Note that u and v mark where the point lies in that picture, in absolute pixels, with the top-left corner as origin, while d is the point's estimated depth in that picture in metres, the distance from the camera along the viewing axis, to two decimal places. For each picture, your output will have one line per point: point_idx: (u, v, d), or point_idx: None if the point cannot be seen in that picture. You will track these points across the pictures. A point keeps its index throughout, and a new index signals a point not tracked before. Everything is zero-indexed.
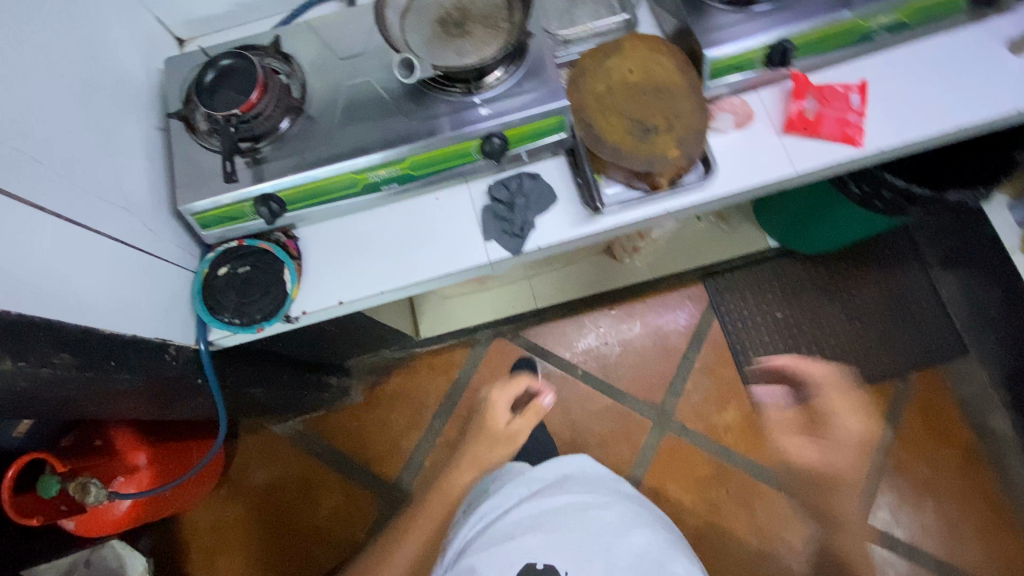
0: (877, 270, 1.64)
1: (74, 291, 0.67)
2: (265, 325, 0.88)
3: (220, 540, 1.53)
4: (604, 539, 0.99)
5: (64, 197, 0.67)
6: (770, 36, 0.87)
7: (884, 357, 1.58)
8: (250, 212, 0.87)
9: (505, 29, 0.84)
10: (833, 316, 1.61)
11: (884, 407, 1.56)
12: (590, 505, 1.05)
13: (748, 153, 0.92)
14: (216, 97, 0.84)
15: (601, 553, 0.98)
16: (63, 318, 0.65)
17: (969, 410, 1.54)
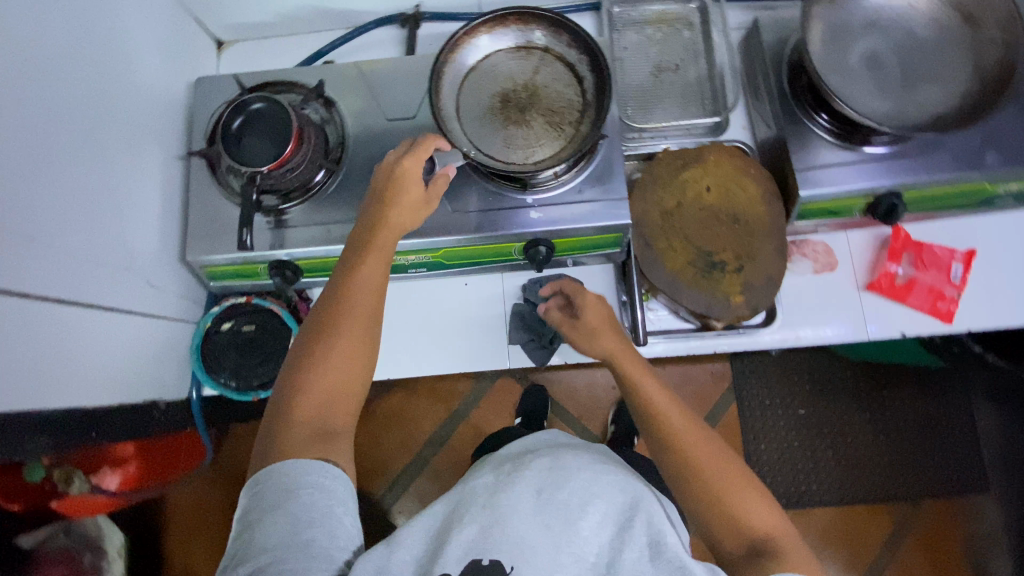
0: (915, 382, 1.41)
1: (64, 369, 0.62)
2: (260, 393, 0.82)
3: (198, 522, 1.46)
4: (604, 497, 0.58)
5: (65, 267, 0.62)
6: (878, 187, 0.75)
7: (896, 477, 1.38)
8: (264, 272, 0.81)
9: (572, 135, 0.75)
10: (856, 422, 1.41)
11: (881, 530, 1.35)
12: (581, 467, 0.61)
13: (820, 306, 0.82)
14: (242, 147, 0.75)
15: (598, 524, 0.55)
16: (49, 402, 0.60)
17: (975, 551, 1.33)
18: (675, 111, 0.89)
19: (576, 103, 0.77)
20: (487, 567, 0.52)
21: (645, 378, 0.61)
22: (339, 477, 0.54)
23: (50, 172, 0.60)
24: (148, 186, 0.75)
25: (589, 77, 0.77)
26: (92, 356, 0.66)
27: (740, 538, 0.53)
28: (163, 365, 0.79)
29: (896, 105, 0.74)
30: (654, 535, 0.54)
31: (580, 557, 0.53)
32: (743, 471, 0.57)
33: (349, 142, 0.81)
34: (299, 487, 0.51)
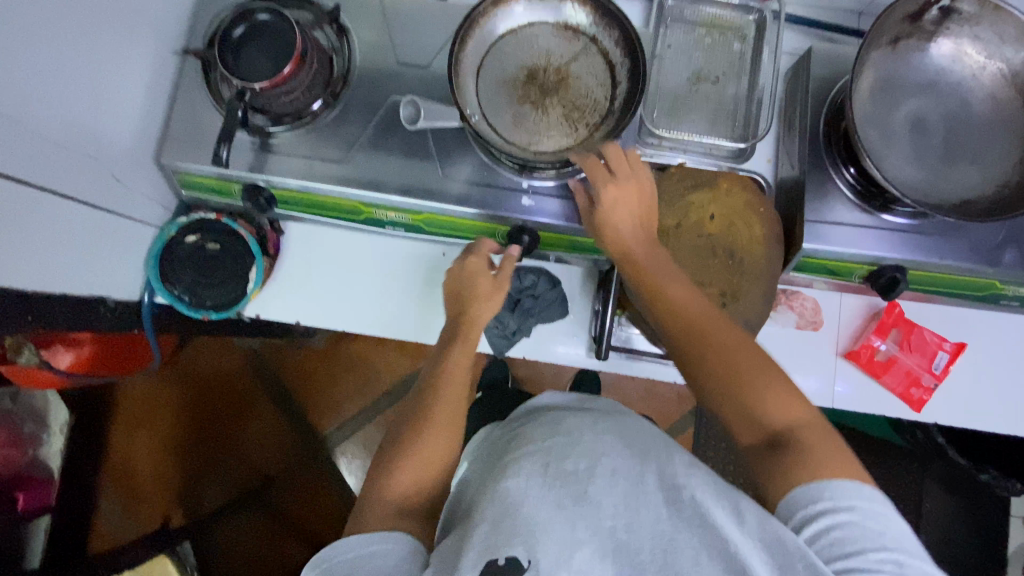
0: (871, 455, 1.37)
1: (8, 247, 0.60)
2: (211, 314, 0.80)
3: (148, 415, 1.48)
4: (610, 456, 0.55)
5: (30, 147, 0.59)
6: (885, 257, 0.71)
7: None
8: (239, 193, 0.77)
9: (583, 137, 0.71)
10: None
11: None
12: (581, 432, 0.59)
13: (794, 362, 0.79)
14: (240, 58, 0.71)
15: (608, 486, 0.52)
16: None
17: None
18: (702, 126, 0.83)
19: (601, 103, 0.72)
20: (505, 567, 0.46)
21: (659, 269, 0.64)
22: (398, 535, 0.54)
23: (33, 45, 0.56)
24: (136, 77, 0.71)
25: (624, 81, 0.71)
26: (43, 242, 0.64)
27: (756, 429, 0.56)
28: (118, 264, 0.77)
29: (929, 176, 0.69)
30: (672, 492, 0.52)
31: (597, 528, 0.49)
32: (757, 359, 0.59)
33: (354, 78, 0.76)
34: (356, 554, 0.52)
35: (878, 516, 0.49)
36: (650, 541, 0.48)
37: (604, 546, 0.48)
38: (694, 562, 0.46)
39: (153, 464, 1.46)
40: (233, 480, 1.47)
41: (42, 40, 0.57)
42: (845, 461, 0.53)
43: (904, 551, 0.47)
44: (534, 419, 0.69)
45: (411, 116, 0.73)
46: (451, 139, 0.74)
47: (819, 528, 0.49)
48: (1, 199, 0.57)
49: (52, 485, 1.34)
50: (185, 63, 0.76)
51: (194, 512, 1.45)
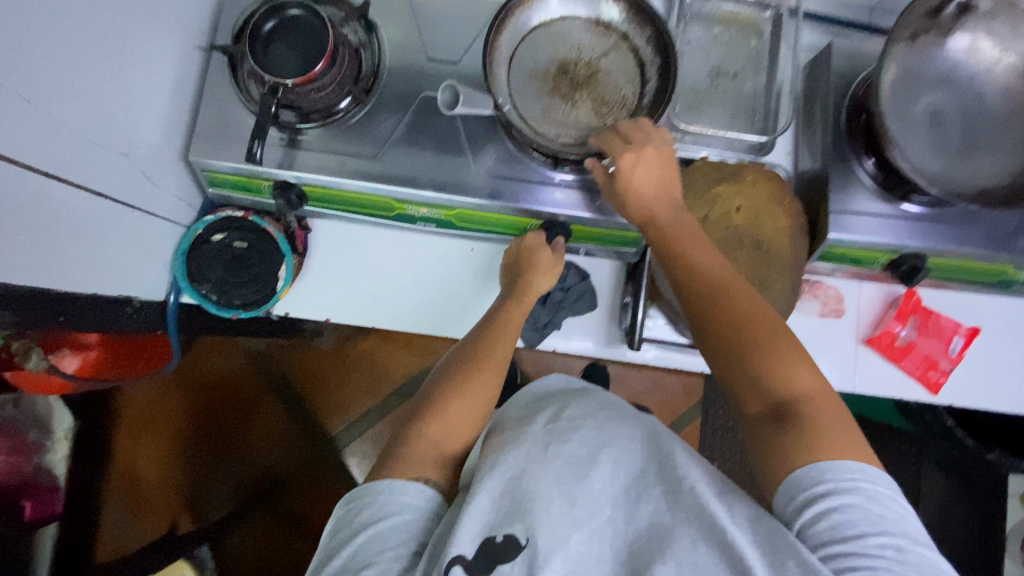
0: (878, 441, 1.41)
1: (42, 247, 0.58)
2: (240, 314, 0.80)
3: (153, 418, 1.45)
4: (614, 445, 0.56)
5: (62, 143, 0.57)
6: (906, 246, 0.74)
7: None
8: (268, 191, 0.77)
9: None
10: None
11: None
12: (583, 418, 0.59)
13: (816, 349, 0.82)
14: (269, 53, 0.70)
15: (609, 475, 0.54)
16: (21, 278, 0.57)
17: None
18: (723, 120, 0.85)
19: (631, 98, 0.73)
20: (503, 545, 0.49)
21: (682, 233, 0.64)
22: (431, 493, 0.56)
23: (71, 40, 0.55)
24: (163, 73, 0.70)
25: (654, 78, 0.73)
26: (75, 241, 0.63)
27: (765, 399, 0.56)
28: (144, 264, 0.76)
29: (948, 167, 0.72)
30: (672, 484, 0.52)
31: (594, 516, 0.51)
32: (776, 332, 0.57)
33: (383, 75, 0.76)
34: (392, 505, 0.54)
35: (882, 499, 0.48)
36: (645, 529, 0.50)
37: (599, 534, 0.50)
38: (689, 547, 0.47)
39: (159, 467, 1.44)
40: (240, 481, 1.45)
41: (79, 34, 0.56)
42: (857, 445, 0.51)
43: (908, 538, 0.46)
44: (545, 399, 0.69)
45: (449, 102, 0.72)
46: (482, 135, 0.74)
47: (823, 509, 0.48)
48: (35, 197, 0.55)
49: (58, 493, 1.32)
50: (210, 60, 0.75)
51: (204, 517, 1.43)
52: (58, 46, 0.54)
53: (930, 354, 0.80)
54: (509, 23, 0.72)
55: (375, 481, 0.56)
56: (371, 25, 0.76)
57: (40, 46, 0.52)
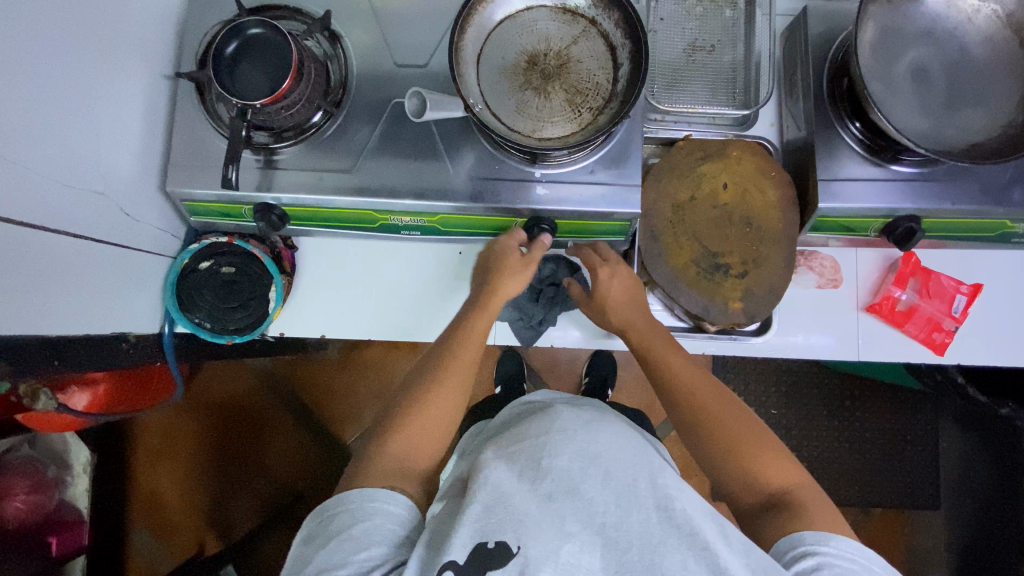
0: (891, 401, 1.41)
1: (28, 295, 0.58)
2: (235, 339, 0.80)
3: (168, 445, 1.47)
4: (606, 456, 0.58)
5: (33, 189, 0.57)
6: (899, 209, 0.72)
7: (854, 485, 1.40)
8: (249, 215, 0.77)
9: (586, 121, 0.71)
10: (824, 430, 1.41)
11: None
12: (574, 427, 0.60)
13: (817, 319, 0.81)
14: (235, 76, 0.69)
15: (600, 485, 0.55)
16: (10, 329, 0.57)
17: (914, 560, 1.38)
18: (703, 96, 0.83)
19: (605, 84, 0.71)
20: (494, 550, 0.50)
21: (662, 342, 0.69)
22: (408, 505, 0.57)
23: (30, 86, 0.55)
24: (131, 107, 0.69)
25: (627, 63, 0.71)
26: (60, 285, 0.62)
27: (759, 493, 0.60)
28: (134, 299, 0.76)
29: (936, 124, 0.70)
30: (664, 500, 0.55)
31: (587, 525, 0.52)
32: (753, 427, 0.62)
33: (352, 86, 0.75)
34: (363, 512, 0.54)
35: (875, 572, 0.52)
36: (637, 538, 0.52)
37: (590, 542, 0.51)
38: (679, 565, 0.50)
39: (180, 492, 1.46)
40: (260, 498, 1.47)
41: (38, 79, 0.55)
42: (836, 520, 0.56)
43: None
44: (532, 412, 0.71)
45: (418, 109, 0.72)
46: (458, 136, 0.73)
47: (821, 561, 0.51)
48: (11, 246, 0.55)
49: (82, 526, 1.33)
50: (178, 87, 0.74)
51: (227, 537, 1.45)
52: (18, 93, 0.53)
53: (933, 315, 0.78)
54: (473, 19, 0.71)
55: (348, 490, 0.57)
56: (335, 36, 0.75)
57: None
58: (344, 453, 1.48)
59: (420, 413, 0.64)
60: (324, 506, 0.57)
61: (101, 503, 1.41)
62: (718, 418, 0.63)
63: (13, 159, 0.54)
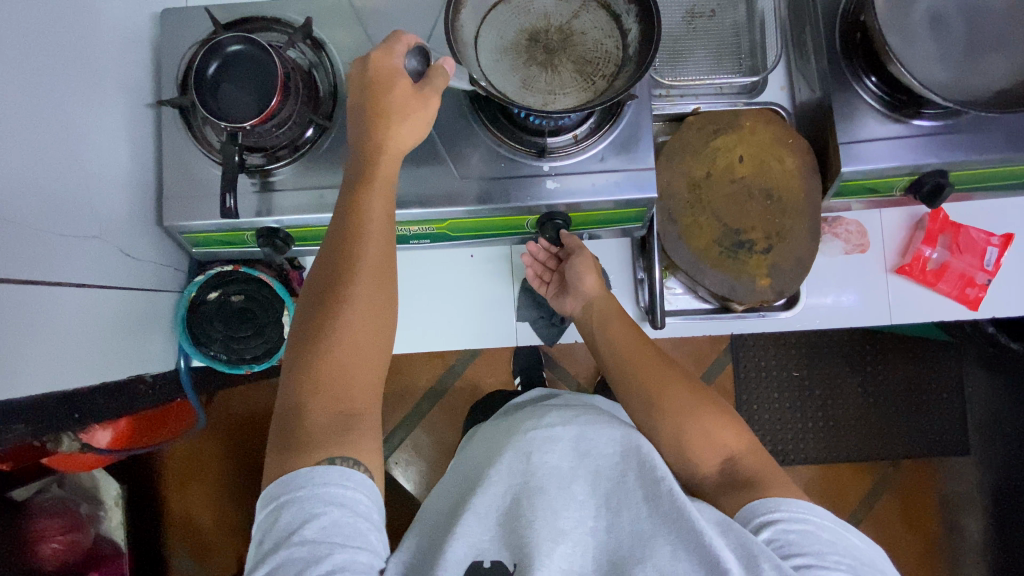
0: (914, 351, 1.39)
1: (37, 349, 0.56)
2: (253, 367, 0.78)
3: (194, 469, 1.45)
4: (595, 454, 0.61)
5: (27, 245, 0.54)
6: (925, 164, 0.69)
7: (884, 439, 1.38)
8: (251, 240, 0.74)
9: (601, 89, 0.67)
10: (847, 387, 1.40)
11: (864, 486, 1.38)
12: (563, 425, 0.63)
13: (845, 285, 0.78)
14: (220, 96, 0.65)
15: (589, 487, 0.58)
16: (25, 387, 0.55)
17: (948, 508, 1.37)
18: (707, 65, 0.79)
19: (610, 63, 0.68)
20: (492, 567, 0.54)
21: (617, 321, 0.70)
22: (365, 482, 0.50)
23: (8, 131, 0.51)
24: (118, 141, 0.66)
25: (630, 38, 0.67)
26: (68, 338, 0.60)
27: (715, 454, 0.61)
28: (144, 338, 0.74)
29: (958, 72, 0.66)
30: (651, 487, 0.56)
31: (577, 527, 0.55)
32: (710, 400, 0.63)
33: (341, 95, 0.71)
34: (316, 504, 0.48)
35: (831, 529, 0.52)
36: (628, 535, 0.54)
37: (582, 543, 0.54)
38: (669, 555, 0.50)
39: (210, 516, 1.45)
40: None
41: (13, 123, 0.52)
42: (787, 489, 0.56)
43: (858, 561, 0.50)
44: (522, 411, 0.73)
45: (421, 73, 0.60)
46: (459, 136, 0.70)
47: (776, 530, 0.52)
48: (13, 304, 0.53)
49: (123, 559, 1.35)
50: (161, 115, 0.71)
51: None
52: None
53: (966, 271, 0.76)
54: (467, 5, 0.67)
55: (289, 475, 0.50)
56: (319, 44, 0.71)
57: None
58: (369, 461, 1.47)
59: (341, 361, 0.54)
60: (269, 492, 0.50)
61: (136, 535, 1.41)
62: (672, 395, 0.63)
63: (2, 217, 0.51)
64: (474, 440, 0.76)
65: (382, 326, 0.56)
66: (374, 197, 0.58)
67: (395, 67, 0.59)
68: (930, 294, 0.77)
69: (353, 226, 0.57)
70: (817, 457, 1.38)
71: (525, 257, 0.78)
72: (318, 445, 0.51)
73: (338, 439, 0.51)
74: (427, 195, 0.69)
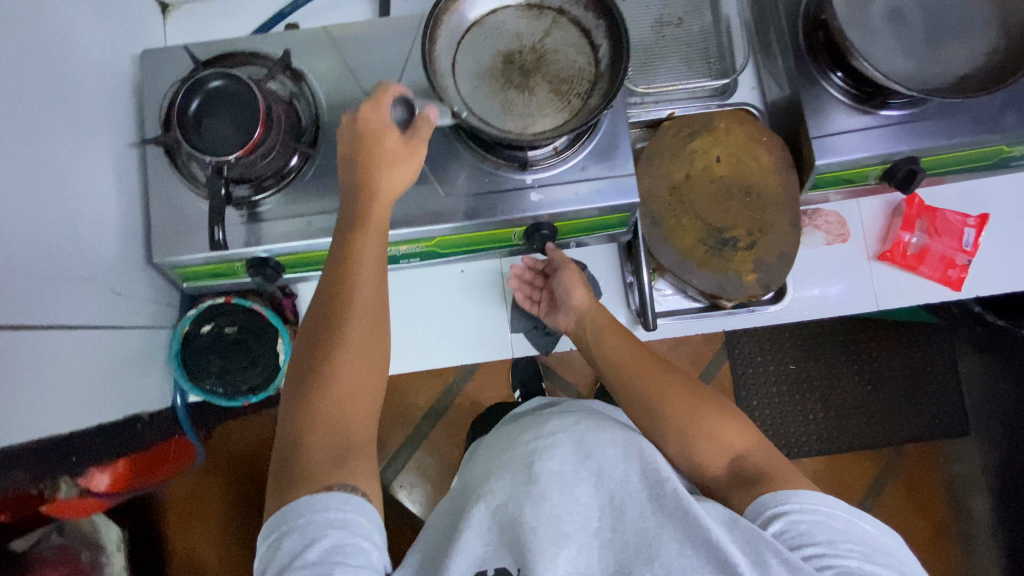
0: (905, 336, 1.41)
1: (32, 395, 0.56)
2: (251, 398, 0.78)
3: (197, 506, 1.43)
4: (597, 456, 0.61)
5: (18, 290, 0.54)
6: (895, 153, 0.71)
7: (884, 425, 1.39)
8: (242, 270, 0.74)
9: (578, 107, 0.68)
10: (843, 376, 1.41)
11: (870, 473, 1.38)
12: (564, 432, 0.64)
13: (830, 275, 0.80)
14: (203, 133, 0.66)
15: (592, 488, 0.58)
16: (19, 434, 0.55)
17: (954, 489, 1.38)
18: (679, 71, 0.82)
19: (584, 79, 0.69)
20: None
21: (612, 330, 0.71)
22: (364, 505, 0.50)
23: None
24: (104, 182, 0.67)
25: (602, 54, 0.69)
26: (61, 380, 0.60)
27: (725, 454, 0.61)
28: (139, 375, 0.73)
29: (920, 63, 0.69)
30: (654, 487, 0.56)
31: (582, 529, 0.55)
32: (712, 401, 0.64)
33: (323, 123, 0.73)
34: (316, 528, 0.48)
35: (844, 518, 0.52)
36: (632, 534, 0.54)
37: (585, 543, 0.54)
38: (674, 552, 0.50)
39: (216, 554, 1.42)
40: None
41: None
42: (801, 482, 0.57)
43: (872, 548, 0.50)
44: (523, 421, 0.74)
45: (408, 121, 0.62)
46: (441, 155, 0.71)
47: (788, 521, 0.52)
48: (5, 351, 0.52)
49: None
50: (146, 154, 0.72)
51: None
52: None
53: (946, 254, 0.77)
54: (441, 30, 0.68)
55: (289, 504, 0.50)
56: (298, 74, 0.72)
57: None
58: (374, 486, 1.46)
59: (337, 391, 0.54)
60: (271, 521, 0.50)
61: None
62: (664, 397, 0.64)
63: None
64: (474, 455, 0.76)
65: (378, 358, 0.57)
66: (364, 223, 0.59)
67: (382, 120, 0.60)
68: (914, 278, 0.79)
69: (344, 253, 0.58)
70: (819, 448, 1.38)
71: (512, 283, 0.80)
72: (319, 476, 0.51)
73: (337, 469, 0.51)
74: (413, 215, 0.70)
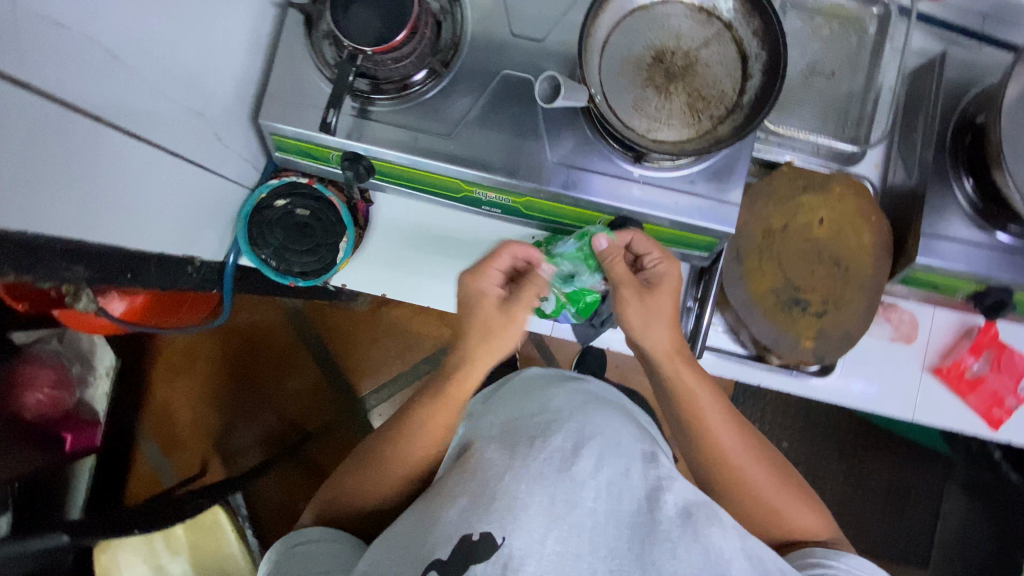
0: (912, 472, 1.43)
1: (148, 203, 0.63)
2: (297, 282, 0.79)
3: (188, 362, 1.55)
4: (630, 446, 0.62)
5: (118, 114, 0.53)
6: (995, 278, 0.70)
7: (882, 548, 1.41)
8: (334, 160, 0.74)
9: (705, 130, 0.66)
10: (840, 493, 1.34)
11: None
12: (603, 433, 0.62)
13: (880, 372, 0.79)
14: (349, 15, 0.63)
15: (591, 466, 0.58)
16: (126, 240, 0.63)
17: None
18: (812, 123, 0.80)
19: (722, 105, 0.67)
20: (479, 540, 0.52)
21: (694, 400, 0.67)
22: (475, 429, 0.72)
23: (194, 23, 0.58)
24: (241, 28, 0.66)
25: (750, 86, 0.66)
26: (144, 219, 0.64)
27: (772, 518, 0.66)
28: (199, 236, 0.75)
29: None
30: (622, 472, 0.58)
31: (588, 508, 0.54)
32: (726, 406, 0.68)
33: (464, 48, 0.71)
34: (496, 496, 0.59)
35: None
36: (604, 533, 0.53)
37: (578, 529, 0.53)
38: (669, 552, 0.52)
39: (192, 415, 1.54)
40: (286, 420, 1.57)
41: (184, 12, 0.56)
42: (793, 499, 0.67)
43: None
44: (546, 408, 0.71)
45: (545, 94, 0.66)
46: (561, 122, 0.70)
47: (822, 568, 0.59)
48: (133, 169, 0.58)
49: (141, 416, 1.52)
50: (284, 26, 0.71)
51: (231, 465, 1.54)
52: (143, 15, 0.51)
53: (999, 385, 0.77)
54: (600, 35, 0.66)
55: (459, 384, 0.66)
56: (391, 49, 0.63)
57: (162, 42, 0.55)
58: (360, 403, 1.58)
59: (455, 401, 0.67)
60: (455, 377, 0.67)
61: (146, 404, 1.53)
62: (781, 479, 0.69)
63: (60, 21, 0.43)
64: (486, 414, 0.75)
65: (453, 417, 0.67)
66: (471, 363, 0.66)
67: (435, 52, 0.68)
68: (953, 401, 0.78)
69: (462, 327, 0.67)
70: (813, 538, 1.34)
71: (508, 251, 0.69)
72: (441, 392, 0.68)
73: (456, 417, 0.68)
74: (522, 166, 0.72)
